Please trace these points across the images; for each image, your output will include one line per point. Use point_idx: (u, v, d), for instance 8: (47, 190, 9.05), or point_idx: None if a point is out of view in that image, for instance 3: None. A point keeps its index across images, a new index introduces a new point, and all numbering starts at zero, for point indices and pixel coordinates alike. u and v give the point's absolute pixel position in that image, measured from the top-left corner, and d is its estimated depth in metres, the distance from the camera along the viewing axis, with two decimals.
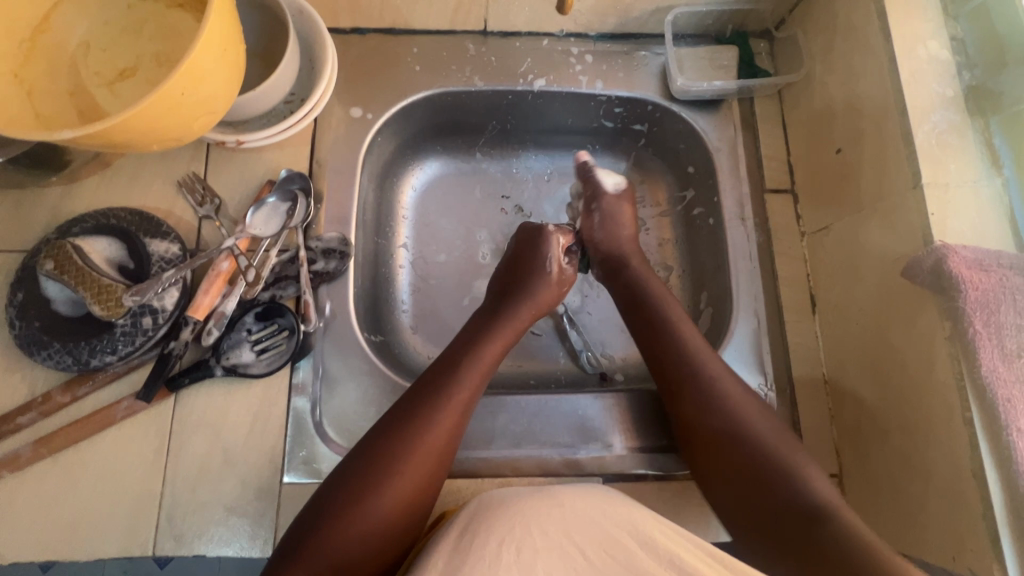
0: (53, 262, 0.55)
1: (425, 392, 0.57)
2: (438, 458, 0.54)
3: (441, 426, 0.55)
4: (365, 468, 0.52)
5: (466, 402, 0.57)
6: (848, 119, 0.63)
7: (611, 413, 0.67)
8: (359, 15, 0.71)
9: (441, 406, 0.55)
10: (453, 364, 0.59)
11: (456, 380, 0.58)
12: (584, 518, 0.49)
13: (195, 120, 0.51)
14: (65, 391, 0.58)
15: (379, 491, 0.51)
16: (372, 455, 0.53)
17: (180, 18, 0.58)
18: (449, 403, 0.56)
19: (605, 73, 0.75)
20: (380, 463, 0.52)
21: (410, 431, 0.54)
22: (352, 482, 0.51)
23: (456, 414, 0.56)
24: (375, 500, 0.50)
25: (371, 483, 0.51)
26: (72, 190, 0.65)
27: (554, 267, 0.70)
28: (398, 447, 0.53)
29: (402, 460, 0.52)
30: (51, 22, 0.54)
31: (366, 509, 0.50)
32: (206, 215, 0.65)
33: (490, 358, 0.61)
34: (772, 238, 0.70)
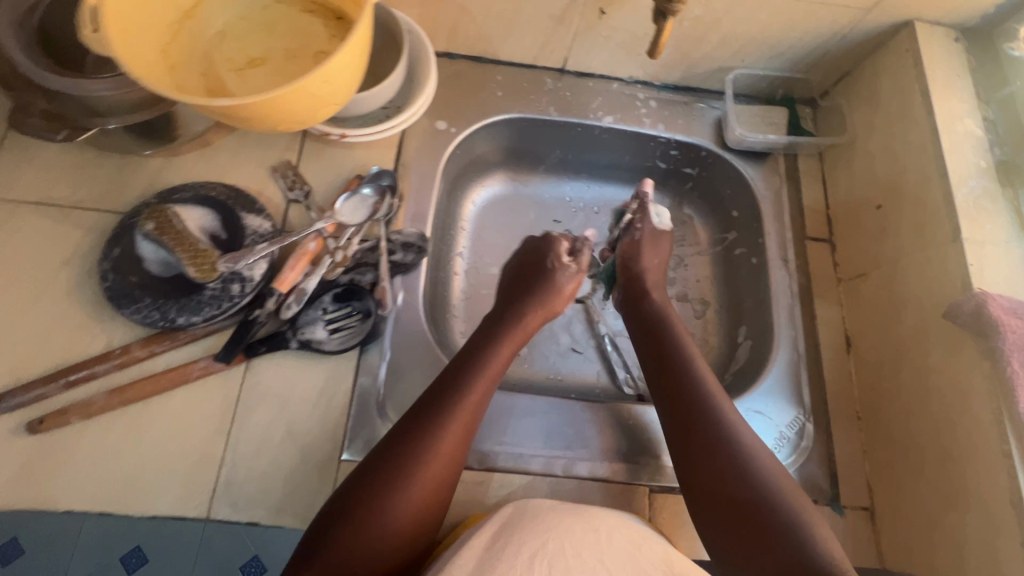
0: (154, 224, 0.61)
1: (435, 405, 0.57)
2: (451, 462, 0.55)
3: (450, 435, 0.55)
4: (377, 478, 0.53)
5: (472, 411, 0.58)
6: (889, 181, 0.70)
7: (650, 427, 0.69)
8: (454, 42, 0.78)
9: (449, 417, 0.56)
10: (456, 375, 0.60)
11: (464, 393, 0.58)
12: (617, 550, 0.51)
13: (317, 110, 0.58)
14: (143, 345, 0.60)
15: (395, 498, 0.52)
16: (383, 465, 0.53)
17: (308, 22, 0.64)
18: (456, 413, 0.57)
19: (666, 118, 0.83)
20: (390, 476, 0.53)
21: (418, 443, 0.54)
22: (366, 489, 0.52)
23: (462, 426, 0.56)
24: (394, 500, 0.52)
25: (383, 494, 0.52)
26: (170, 163, 0.70)
27: (564, 272, 0.73)
28: (414, 450, 0.54)
29: (410, 475, 0.53)
30: (199, 10, 0.61)
31: (381, 514, 0.51)
32: (296, 199, 0.70)
33: (496, 367, 0.62)
34: (811, 280, 0.76)
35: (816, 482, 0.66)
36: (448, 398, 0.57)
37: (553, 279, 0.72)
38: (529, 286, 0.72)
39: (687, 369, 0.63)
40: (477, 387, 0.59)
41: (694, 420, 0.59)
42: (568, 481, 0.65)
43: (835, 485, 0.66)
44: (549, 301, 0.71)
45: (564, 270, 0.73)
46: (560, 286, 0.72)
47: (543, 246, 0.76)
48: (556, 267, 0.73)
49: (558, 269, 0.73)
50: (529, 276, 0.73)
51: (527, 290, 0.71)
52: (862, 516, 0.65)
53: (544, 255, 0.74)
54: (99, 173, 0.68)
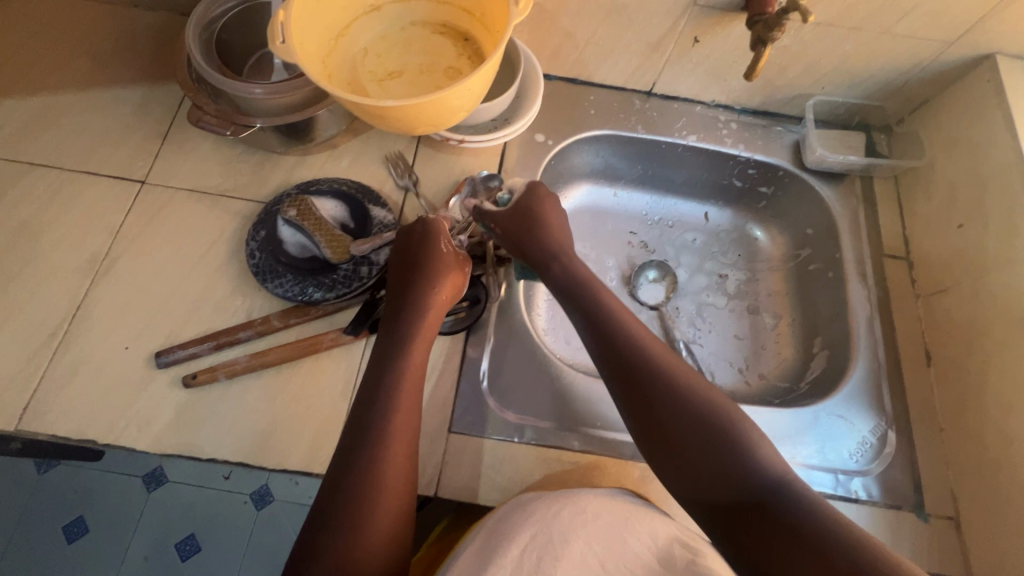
0: (296, 210, 0.70)
1: (360, 426, 0.54)
2: (403, 486, 0.53)
3: (393, 453, 0.53)
4: (336, 508, 0.50)
5: (406, 430, 0.55)
6: (972, 202, 0.73)
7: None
8: (555, 65, 0.86)
9: (384, 435, 0.54)
10: (380, 388, 0.57)
11: (389, 407, 0.55)
12: (606, 529, 0.50)
13: (454, 114, 0.66)
14: (281, 317, 0.67)
15: (363, 527, 0.49)
16: (337, 493, 0.51)
17: (440, 41, 0.73)
18: (388, 431, 0.54)
19: (746, 139, 0.88)
20: (347, 504, 0.50)
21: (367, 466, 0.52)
22: (331, 520, 0.50)
23: (399, 443, 0.54)
24: (360, 530, 0.49)
25: (348, 522, 0.49)
26: (305, 161, 0.79)
27: (446, 250, 0.66)
28: (361, 478, 0.51)
29: (365, 501, 0.50)
30: (350, 29, 0.70)
31: (353, 546, 0.49)
32: (405, 188, 0.77)
33: (410, 374, 0.58)
34: (890, 295, 0.79)
35: (900, 488, 0.68)
36: (370, 415, 0.55)
37: (444, 262, 0.65)
38: (414, 269, 0.64)
39: (643, 375, 0.57)
40: (403, 404, 0.56)
41: (664, 423, 0.54)
42: None
43: (919, 493, 0.68)
44: (442, 287, 0.64)
45: (449, 247, 0.66)
46: (445, 265, 0.65)
47: (430, 234, 0.66)
48: (446, 251, 0.65)
49: (451, 254, 0.66)
50: (415, 256, 0.65)
51: (409, 273, 0.64)
52: (947, 525, 0.66)
53: (429, 237, 0.66)
54: (246, 167, 0.77)
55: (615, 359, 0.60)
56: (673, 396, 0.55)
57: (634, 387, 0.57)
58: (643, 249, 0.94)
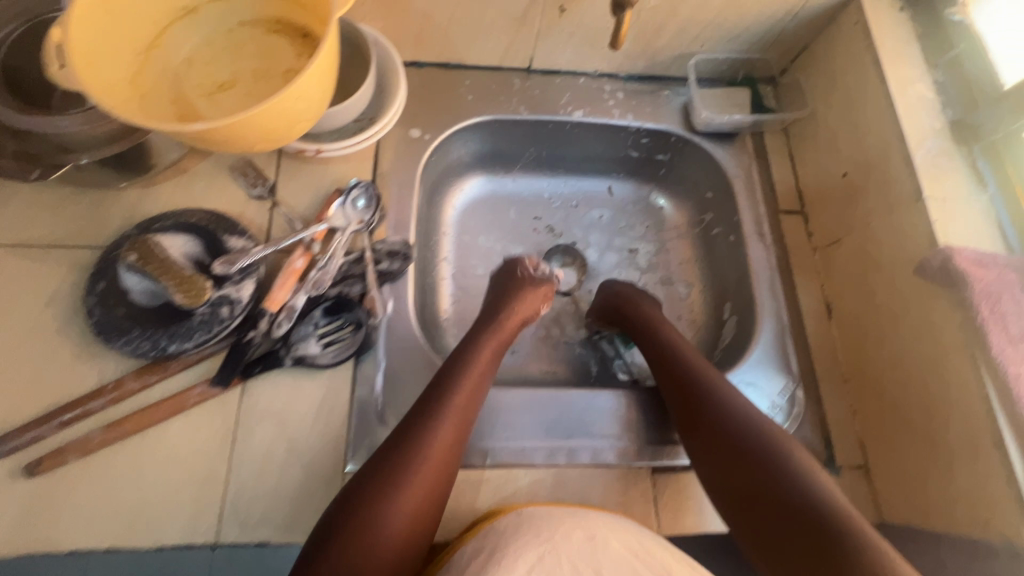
0: (137, 254, 0.61)
1: (426, 404, 0.58)
2: (444, 471, 0.56)
3: (443, 434, 0.57)
4: (380, 473, 0.54)
5: (462, 414, 0.59)
6: (852, 149, 0.73)
7: (633, 408, 0.70)
8: (421, 50, 0.79)
9: (441, 416, 0.57)
10: (446, 375, 0.61)
11: (450, 392, 0.59)
12: (615, 554, 0.52)
13: (294, 124, 0.59)
14: (136, 378, 0.60)
15: (395, 496, 0.52)
16: (383, 461, 0.55)
17: (276, 41, 0.65)
18: (446, 414, 0.58)
19: (634, 108, 0.85)
20: (390, 471, 0.54)
21: (417, 440, 0.55)
22: (370, 486, 0.53)
23: (453, 428, 0.57)
24: (388, 508, 0.52)
25: (385, 490, 0.53)
26: (149, 193, 0.69)
27: (525, 273, 0.76)
28: (404, 454, 0.55)
29: (405, 472, 0.54)
30: (163, 38, 0.61)
31: (380, 513, 0.52)
32: (259, 196, 0.71)
33: (482, 369, 0.63)
34: (788, 252, 0.79)
35: (811, 446, 0.68)
36: (435, 397, 0.59)
37: (524, 282, 0.75)
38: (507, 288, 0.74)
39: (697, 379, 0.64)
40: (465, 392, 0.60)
41: (704, 424, 0.61)
42: (571, 471, 0.65)
43: (829, 447, 0.68)
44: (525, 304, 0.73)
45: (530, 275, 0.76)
46: (533, 286, 0.75)
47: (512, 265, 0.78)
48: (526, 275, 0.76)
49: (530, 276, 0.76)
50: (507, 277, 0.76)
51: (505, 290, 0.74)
52: (857, 474, 0.67)
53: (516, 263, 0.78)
54: (78, 209, 0.67)
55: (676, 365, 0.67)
56: (713, 392, 0.63)
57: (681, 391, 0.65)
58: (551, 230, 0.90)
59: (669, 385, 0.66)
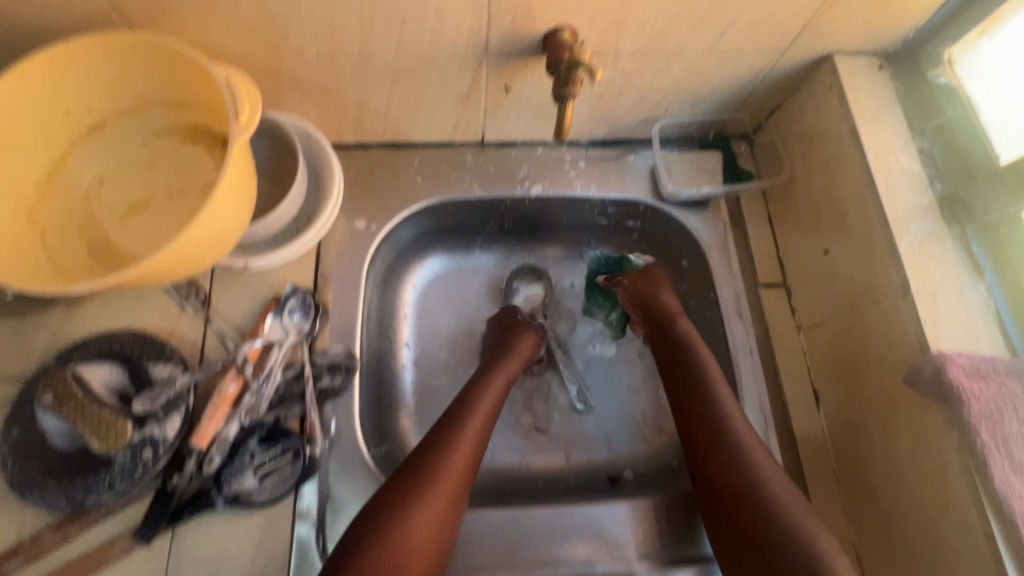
0: (53, 394, 0.55)
1: (439, 430, 0.59)
2: (457, 491, 0.56)
3: (458, 456, 0.57)
4: (393, 497, 0.54)
5: (474, 445, 0.59)
6: (834, 224, 0.66)
7: (648, 517, 0.66)
8: (362, 133, 0.74)
9: (456, 441, 0.58)
10: (458, 407, 0.62)
11: (465, 418, 0.60)
12: None
13: (207, 258, 0.53)
14: (54, 533, 0.55)
15: (408, 521, 0.52)
16: (396, 486, 0.55)
17: (193, 151, 0.60)
18: (459, 443, 0.58)
19: (597, 177, 0.78)
20: (403, 495, 0.54)
21: (431, 461, 0.56)
22: (383, 508, 0.53)
23: (466, 454, 0.58)
24: (412, 516, 0.52)
25: (400, 514, 0.52)
26: (73, 314, 0.65)
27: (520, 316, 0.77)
28: (423, 469, 0.56)
29: (420, 493, 0.54)
30: (68, 160, 0.56)
31: (395, 542, 0.51)
32: (192, 307, 0.66)
33: (491, 401, 0.64)
34: (770, 332, 0.72)
35: None
36: (450, 424, 0.60)
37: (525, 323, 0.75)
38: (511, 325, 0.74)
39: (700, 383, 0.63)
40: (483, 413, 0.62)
41: (704, 424, 0.60)
42: None
43: None
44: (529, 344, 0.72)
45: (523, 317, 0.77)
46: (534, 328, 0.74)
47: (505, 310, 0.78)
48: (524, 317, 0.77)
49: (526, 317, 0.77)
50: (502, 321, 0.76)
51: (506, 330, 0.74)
52: None
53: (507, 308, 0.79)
54: None
55: (685, 363, 0.65)
56: (713, 401, 0.61)
57: (680, 387, 0.64)
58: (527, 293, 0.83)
59: (673, 387, 0.65)
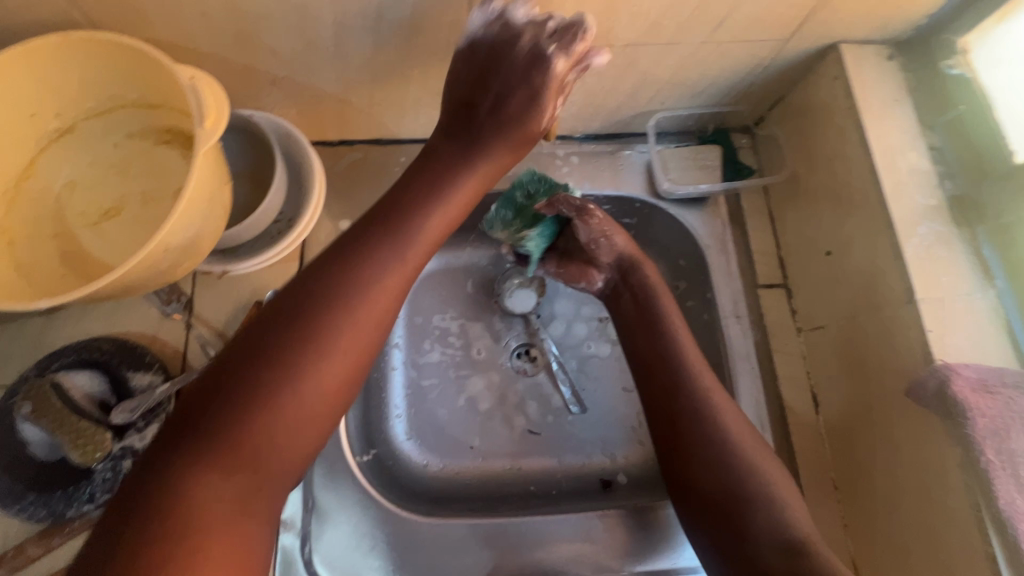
0: (31, 405, 0.55)
1: (353, 247, 0.49)
2: (336, 400, 0.45)
3: (357, 321, 0.46)
4: (273, 337, 0.44)
5: (388, 295, 0.48)
6: (837, 224, 0.63)
7: (620, 527, 0.65)
8: (346, 130, 0.71)
9: (353, 308, 0.46)
10: (386, 223, 0.51)
11: (387, 253, 0.49)
12: None
13: (178, 266, 0.51)
14: (37, 543, 0.55)
15: (273, 398, 0.42)
16: (283, 316, 0.45)
17: (165, 154, 0.57)
18: (365, 299, 0.47)
19: (591, 173, 0.75)
20: (284, 336, 0.44)
21: (326, 300, 0.46)
22: (232, 393, 0.41)
23: (382, 296, 0.48)
24: (280, 386, 0.42)
25: (258, 398, 0.42)
26: (53, 321, 0.63)
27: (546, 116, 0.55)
28: (340, 279, 0.47)
29: (285, 383, 0.42)
30: (37, 166, 0.54)
31: (257, 409, 0.41)
32: (174, 312, 0.65)
33: (410, 266, 0.50)
34: (769, 335, 0.69)
35: None
36: (365, 251, 0.49)
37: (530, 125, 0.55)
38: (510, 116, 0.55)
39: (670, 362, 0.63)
40: (425, 244, 0.52)
41: (672, 398, 0.61)
42: None
43: None
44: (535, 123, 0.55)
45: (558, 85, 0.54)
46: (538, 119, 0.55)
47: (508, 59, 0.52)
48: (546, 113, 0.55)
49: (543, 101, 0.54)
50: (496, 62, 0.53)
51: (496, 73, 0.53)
52: None
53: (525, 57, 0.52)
54: None
55: (660, 336, 0.65)
56: (686, 377, 0.61)
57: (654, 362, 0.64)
58: (522, 287, 0.77)
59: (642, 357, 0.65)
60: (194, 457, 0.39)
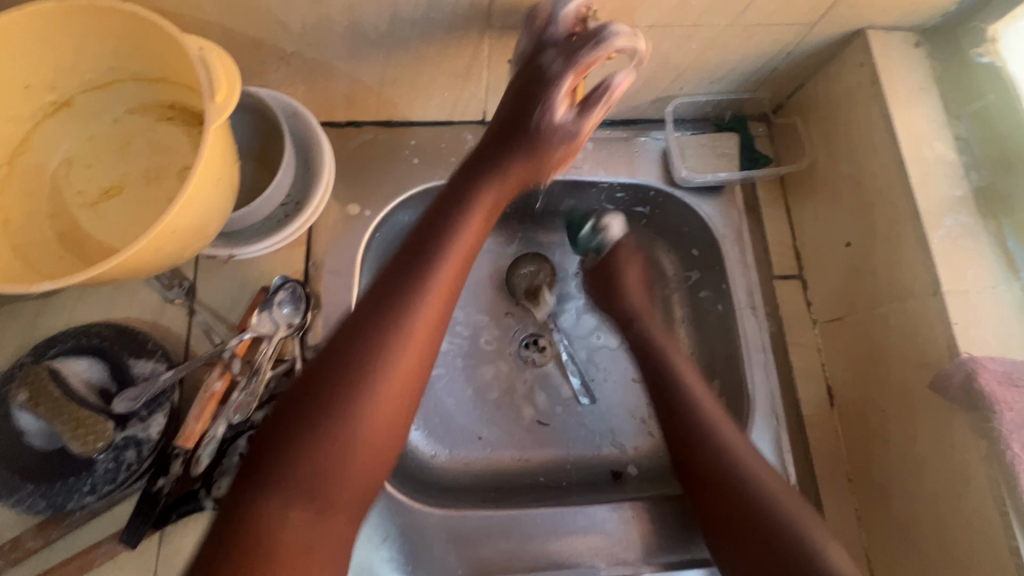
0: (28, 392, 0.53)
1: (402, 267, 0.48)
2: (396, 421, 0.45)
3: (413, 338, 0.46)
4: (335, 362, 0.44)
5: (437, 312, 0.48)
6: (858, 216, 0.62)
7: (645, 522, 0.64)
8: (354, 110, 0.68)
9: (409, 322, 0.46)
10: (427, 241, 0.50)
11: (432, 269, 0.48)
12: None
13: (186, 248, 0.48)
14: (36, 535, 0.53)
15: (339, 423, 0.42)
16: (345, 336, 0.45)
17: (169, 131, 0.55)
18: (418, 315, 0.46)
19: (605, 160, 0.73)
20: (348, 360, 0.44)
21: (382, 322, 0.45)
22: (300, 419, 0.42)
23: (432, 312, 0.47)
24: (347, 410, 0.43)
25: (326, 424, 0.42)
26: (49, 305, 0.61)
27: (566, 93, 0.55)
28: (390, 305, 0.46)
29: (349, 406, 0.43)
30: (31, 143, 0.51)
31: (326, 436, 0.42)
32: (176, 298, 0.62)
33: (456, 277, 0.50)
34: (784, 327, 0.68)
35: None
36: (414, 270, 0.48)
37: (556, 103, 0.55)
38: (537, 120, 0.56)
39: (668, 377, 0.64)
40: (463, 256, 0.51)
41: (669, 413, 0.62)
42: None
43: None
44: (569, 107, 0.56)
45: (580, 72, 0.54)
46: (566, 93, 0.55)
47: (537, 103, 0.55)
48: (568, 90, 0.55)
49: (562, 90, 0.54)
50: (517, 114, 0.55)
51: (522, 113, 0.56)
52: None
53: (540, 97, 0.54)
54: None
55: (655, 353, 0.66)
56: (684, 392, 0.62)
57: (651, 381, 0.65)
58: (535, 280, 0.77)
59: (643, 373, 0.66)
60: (265, 493, 0.41)
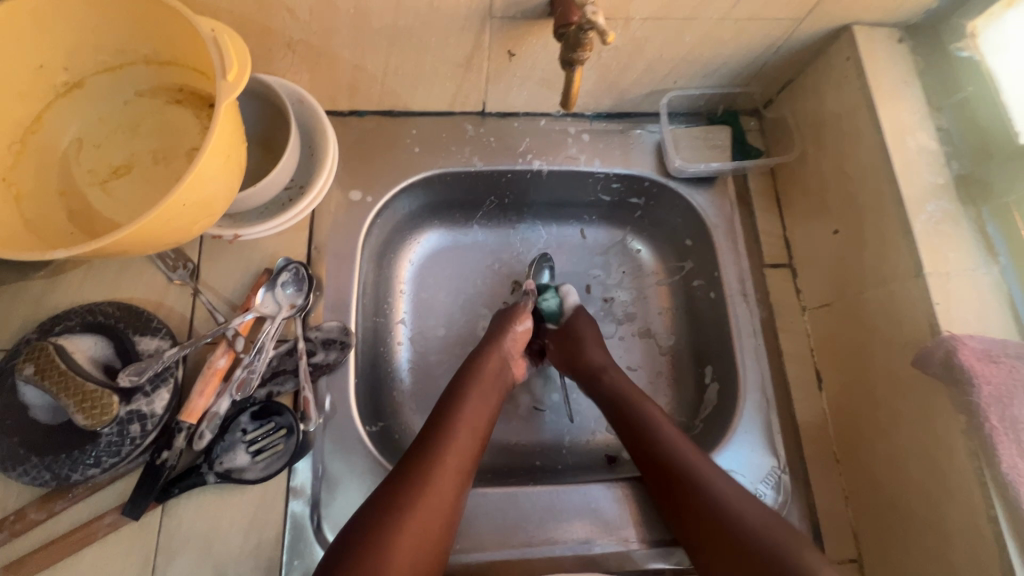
0: (35, 366, 0.51)
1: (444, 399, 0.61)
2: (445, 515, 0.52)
3: (454, 451, 0.55)
4: (389, 500, 0.51)
5: (476, 424, 0.59)
6: (845, 203, 0.65)
7: (635, 504, 0.65)
8: (358, 99, 0.70)
9: (453, 431, 0.57)
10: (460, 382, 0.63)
11: (467, 392, 0.61)
12: None
13: (195, 223, 0.50)
14: (40, 507, 0.54)
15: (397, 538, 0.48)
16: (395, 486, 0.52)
17: (177, 113, 0.56)
18: (458, 423, 0.58)
19: (601, 151, 0.76)
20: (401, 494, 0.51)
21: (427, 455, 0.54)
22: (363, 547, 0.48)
23: (465, 436, 0.57)
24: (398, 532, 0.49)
25: (385, 540, 0.48)
26: (54, 284, 0.62)
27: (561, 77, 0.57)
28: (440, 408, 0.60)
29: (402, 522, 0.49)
30: (43, 121, 0.53)
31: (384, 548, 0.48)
32: (180, 279, 0.64)
33: (484, 403, 0.62)
34: (774, 313, 0.70)
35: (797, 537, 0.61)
36: (454, 397, 0.61)
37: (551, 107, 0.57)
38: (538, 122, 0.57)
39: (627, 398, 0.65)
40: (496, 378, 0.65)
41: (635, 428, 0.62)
42: None
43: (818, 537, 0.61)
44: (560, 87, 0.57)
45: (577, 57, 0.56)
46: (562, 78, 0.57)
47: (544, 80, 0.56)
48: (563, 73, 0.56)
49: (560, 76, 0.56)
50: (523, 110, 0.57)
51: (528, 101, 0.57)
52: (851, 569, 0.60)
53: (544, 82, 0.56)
54: None
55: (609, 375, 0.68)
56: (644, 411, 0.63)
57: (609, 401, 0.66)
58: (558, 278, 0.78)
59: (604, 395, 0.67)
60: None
